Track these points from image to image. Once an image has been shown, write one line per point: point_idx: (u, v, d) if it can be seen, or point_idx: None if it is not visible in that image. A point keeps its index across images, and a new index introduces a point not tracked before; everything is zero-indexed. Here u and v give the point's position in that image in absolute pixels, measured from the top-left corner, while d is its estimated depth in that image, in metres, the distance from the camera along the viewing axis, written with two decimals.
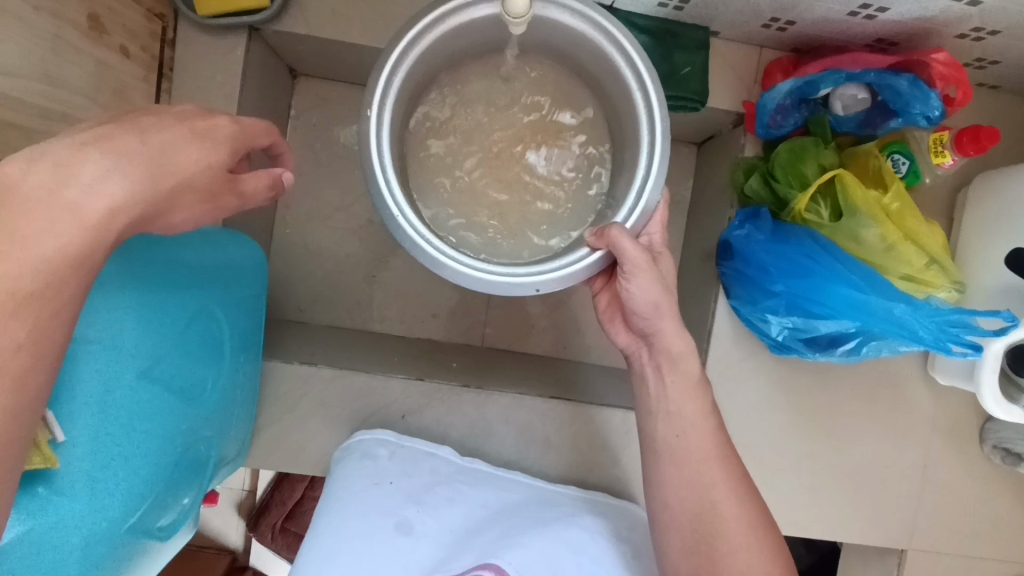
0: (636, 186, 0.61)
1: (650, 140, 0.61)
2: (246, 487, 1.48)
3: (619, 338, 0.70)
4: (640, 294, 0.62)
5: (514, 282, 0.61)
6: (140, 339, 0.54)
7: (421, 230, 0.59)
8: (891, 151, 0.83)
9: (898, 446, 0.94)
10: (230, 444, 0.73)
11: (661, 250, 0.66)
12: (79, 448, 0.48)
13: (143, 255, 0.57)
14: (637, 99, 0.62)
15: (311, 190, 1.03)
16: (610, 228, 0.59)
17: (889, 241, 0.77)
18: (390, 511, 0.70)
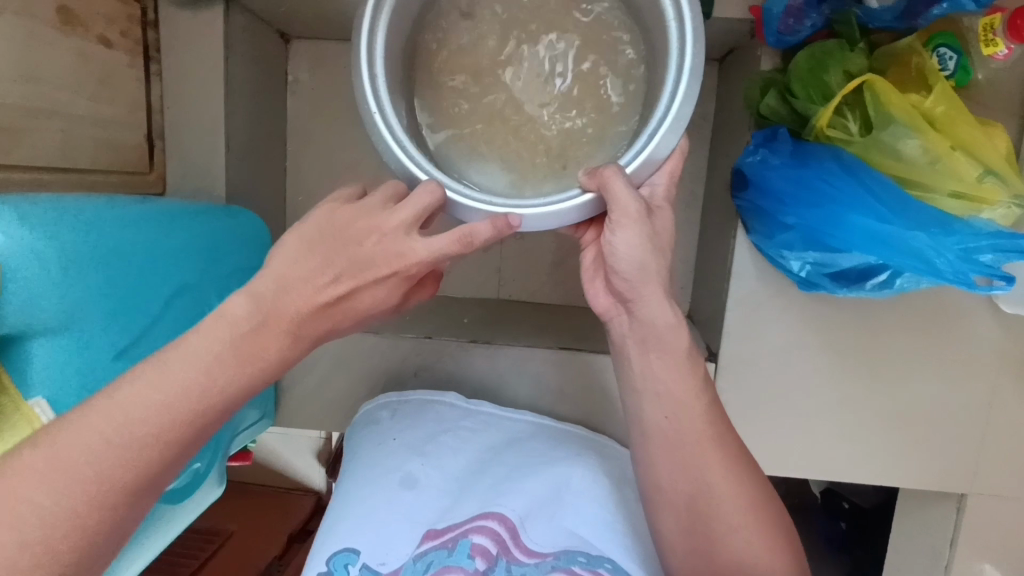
0: (650, 129, 0.53)
1: (675, 78, 0.52)
2: (323, 434, 1.58)
3: (598, 300, 0.63)
4: (624, 249, 0.54)
5: (486, 213, 0.52)
6: (111, 317, 0.53)
7: (416, 159, 0.53)
8: (936, 45, 0.69)
9: (957, 383, 0.84)
10: (246, 412, 0.78)
11: (662, 204, 0.57)
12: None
13: (109, 226, 0.53)
14: (673, 26, 0.52)
15: (320, 154, 1.04)
16: (602, 168, 0.52)
17: (933, 153, 0.67)
18: (395, 467, 0.72)
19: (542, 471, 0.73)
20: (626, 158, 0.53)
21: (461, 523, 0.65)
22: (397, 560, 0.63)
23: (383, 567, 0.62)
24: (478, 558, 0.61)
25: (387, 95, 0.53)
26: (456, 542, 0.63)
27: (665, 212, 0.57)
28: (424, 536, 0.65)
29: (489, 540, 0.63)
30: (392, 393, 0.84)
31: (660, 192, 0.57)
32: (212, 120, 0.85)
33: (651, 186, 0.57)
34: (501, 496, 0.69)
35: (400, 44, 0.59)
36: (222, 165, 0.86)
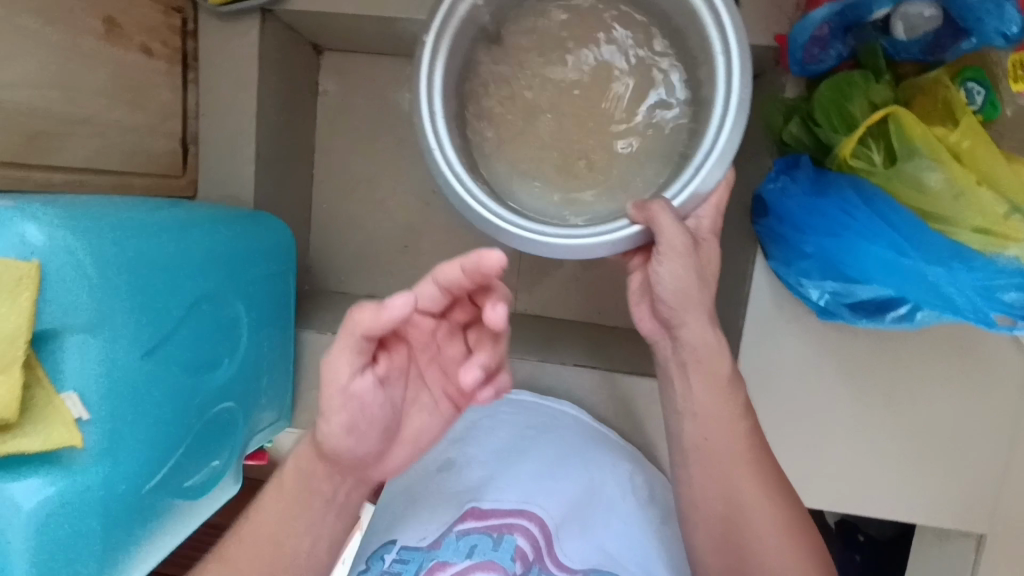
0: (696, 162, 0.56)
1: (722, 113, 0.55)
2: None
3: (642, 324, 0.65)
4: (667, 277, 0.58)
5: (540, 241, 0.58)
6: (136, 316, 0.54)
7: (473, 193, 0.59)
8: (964, 79, 0.68)
9: (977, 419, 0.82)
10: (263, 411, 0.80)
11: (707, 235, 0.60)
12: (101, 427, 0.52)
13: (128, 231, 0.54)
14: (720, 59, 0.55)
15: (345, 163, 1.06)
16: (651, 201, 0.55)
17: (958, 185, 0.63)
18: (440, 452, 0.76)
19: (580, 476, 0.73)
20: (673, 191, 0.57)
21: (505, 516, 0.65)
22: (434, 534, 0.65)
23: (422, 542, 0.64)
24: (519, 560, 0.60)
25: (444, 129, 0.60)
26: (500, 533, 0.62)
27: (710, 245, 0.61)
28: (464, 515, 0.65)
29: (530, 541, 0.62)
30: None
31: (705, 226, 0.60)
32: (244, 128, 0.88)
33: (695, 218, 0.60)
34: (543, 495, 0.69)
35: (454, 77, 0.63)
36: (251, 172, 0.88)
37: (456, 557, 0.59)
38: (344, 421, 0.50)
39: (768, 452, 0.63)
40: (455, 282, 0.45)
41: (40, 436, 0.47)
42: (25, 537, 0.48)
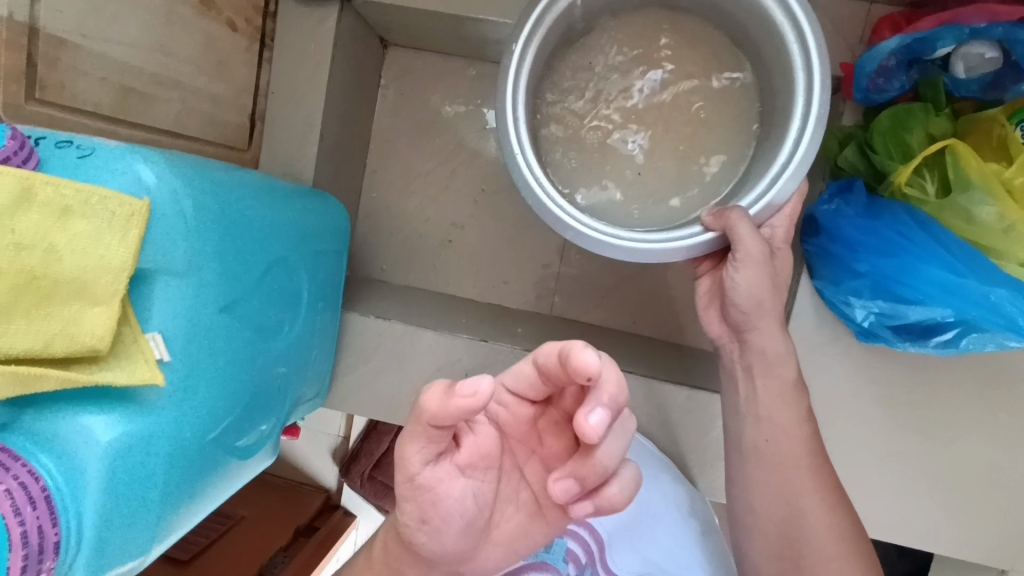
0: (772, 174, 0.62)
1: (798, 132, 0.60)
2: (342, 434, 1.57)
3: (711, 327, 0.70)
4: (744, 284, 0.63)
5: (618, 247, 0.62)
6: (221, 268, 0.56)
7: (551, 193, 0.62)
8: (1021, 119, 0.69)
9: (1010, 456, 0.83)
10: (308, 386, 0.81)
11: (781, 244, 0.66)
12: (178, 369, 0.53)
13: (216, 186, 0.56)
14: (800, 79, 0.61)
15: (398, 156, 1.08)
16: (729, 210, 0.60)
17: (1008, 221, 0.66)
18: None
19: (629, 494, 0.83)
20: (748, 201, 0.62)
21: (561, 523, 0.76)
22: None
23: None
24: (569, 561, 0.74)
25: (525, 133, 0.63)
26: (554, 539, 0.74)
27: (784, 255, 0.67)
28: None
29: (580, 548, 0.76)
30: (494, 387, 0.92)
31: (779, 235, 0.66)
32: (311, 110, 0.89)
33: (771, 229, 0.66)
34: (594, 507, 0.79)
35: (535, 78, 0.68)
36: (313, 154, 0.90)
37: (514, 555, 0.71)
38: (416, 511, 0.46)
39: (822, 462, 0.66)
40: (553, 367, 0.41)
41: (125, 371, 0.47)
42: (99, 470, 0.48)
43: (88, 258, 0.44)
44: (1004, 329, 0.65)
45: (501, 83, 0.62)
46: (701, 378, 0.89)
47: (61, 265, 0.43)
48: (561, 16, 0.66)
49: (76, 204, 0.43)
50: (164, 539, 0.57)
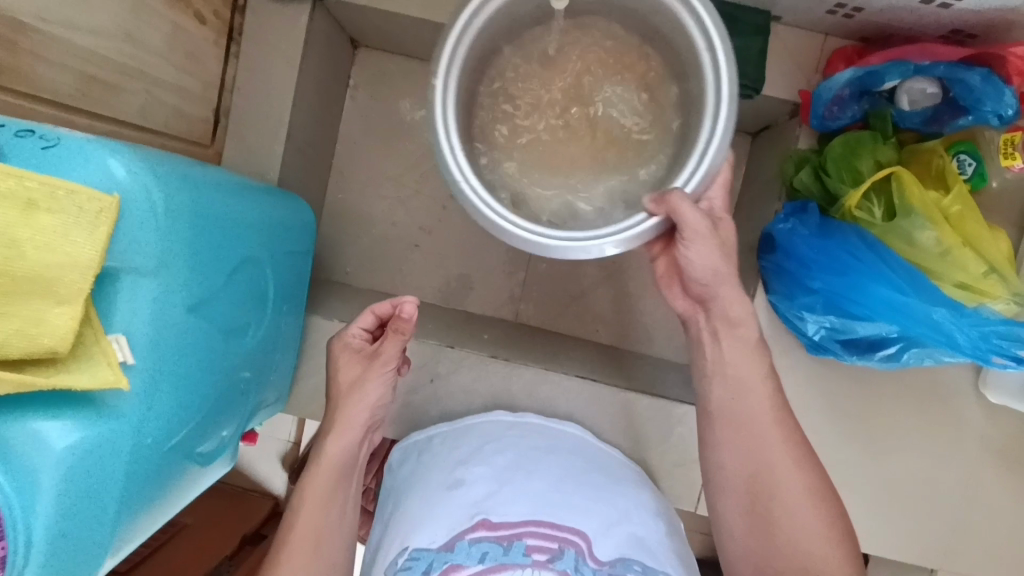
0: (700, 150, 0.58)
1: (715, 113, 0.57)
2: (291, 439, 1.49)
3: (676, 302, 0.72)
4: (697, 258, 0.64)
5: (570, 244, 0.58)
6: (191, 269, 0.54)
7: (483, 196, 0.58)
8: (958, 151, 0.78)
9: (941, 464, 0.89)
10: (269, 391, 0.79)
11: (722, 214, 0.64)
12: (144, 373, 0.51)
13: (186, 183, 0.54)
14: (704, 59, 0.58)
15: (365, 158, 1.07)
16: (670, 193, 0.58)
17: (945, 245, 0.74)
18: (447, 474, 0.76)
19: (597, 488, 0.76)
20: (683, 180, 0.59)
21: (516, 527, 0.67)
22: (444, 537, 0.68)
23: (432, 544, 0.67)
24: (535, 553, 0.64)
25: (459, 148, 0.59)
26: (510, 541, 0.66)
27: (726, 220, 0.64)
28: (476, 526, 0.68)
29: (543, 537, 0.66)
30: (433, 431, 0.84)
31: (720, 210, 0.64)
32: (280, 108, 0.87)
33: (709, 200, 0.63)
34: (556, 502, 0.71)
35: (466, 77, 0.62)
36: (281, 152, 0.88)
37: (470, 560, 0.64)
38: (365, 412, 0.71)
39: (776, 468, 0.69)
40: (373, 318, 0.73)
41: (87, 372, 0.45)
42: (54, 479, 0.45)
43: (54, 254, 0.41)
44: (943, 345, 0.71)
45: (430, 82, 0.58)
46: (662, 388, 0.92)
47: (24, 262, 0.40)
48: (493, 20, 0.61)
49: (44, 198, 0.41)
50: (116, 552, 0.54)
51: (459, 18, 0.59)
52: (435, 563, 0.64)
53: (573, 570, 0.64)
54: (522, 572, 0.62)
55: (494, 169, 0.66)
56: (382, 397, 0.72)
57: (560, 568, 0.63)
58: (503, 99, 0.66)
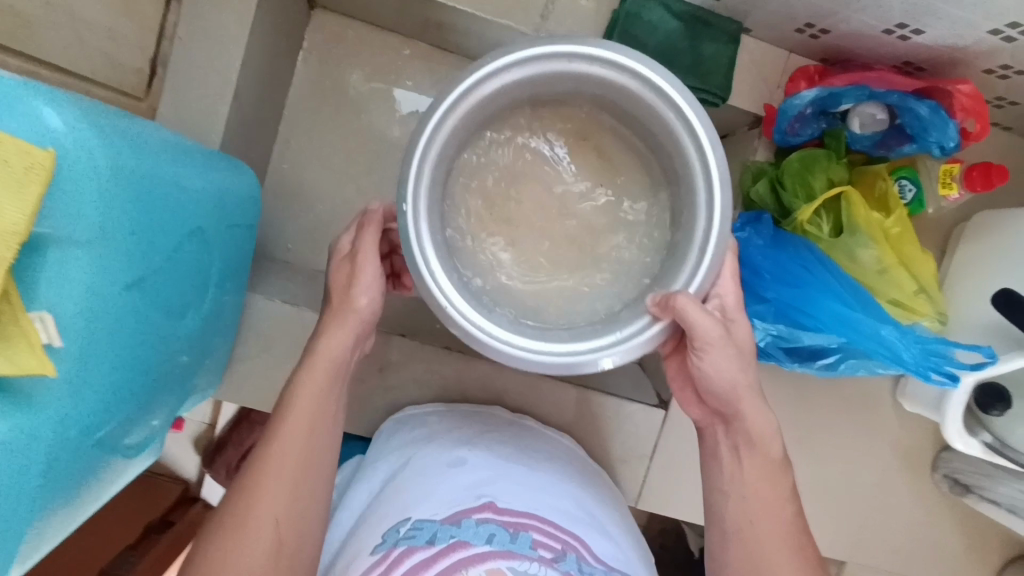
0: (694, 262, 0.55)
1: (708, 212, 0.54)
2: (206, 420, 1.36)
3: (692, 410, 0.68)
4: (713, 369, 0.61)
5: (576, 361, 0.54)
6: (129, 241, 0.48)
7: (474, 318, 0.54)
8: (900, 176, 0.83)
9: (858, 466, 0.96)
10: (203, 377, 0.72)
11: (735, 313, 0.61)
12: (70, 357, 0.44)
13: (127, 142, 0.48)
14: (689, 143, 0.54)
15: (316, 128, 1.01)
16: (674, 296, 0.54)
17: (884, 264, 0.79)
18: (447, 453, 0.71)
19: (585, 497, 0.72)
20: (683, 276, 0.56)
21: (522, 517, 0.60)
22: (447, 511, 0.61)
23: (436, 517, 0.60)
24: (540, 549, 0.57)
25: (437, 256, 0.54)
26: (517, 530, 0.58)
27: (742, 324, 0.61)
28: (482, 507, 0.61)
29: (548, 535, 0.59)
30: (427, 415, 0.81)
31: (738, 317, 0.61)
32: None
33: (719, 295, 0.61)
34: (552, 509, 0.65)
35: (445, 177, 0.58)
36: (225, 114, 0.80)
37: (477, 539, 0.55)
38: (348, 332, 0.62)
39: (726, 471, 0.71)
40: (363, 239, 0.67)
41: (5, 357, 0.38)
42: None
43: None
44: (890, 362, 0.74)
45: (406, 192, 0.53)
46: (611, 386, 0.93)
47: None
48: (468, 120, 0.56)
49: None
50: (26, 560, 0.47)
51: (412, 157, 0.53)
52: (441, 534, 0.57)
53: (577, 572, 0.56)
54: (528, 565, 0.53)
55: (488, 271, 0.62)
56: (373, 302, 0.62)
57: (565, 568, 0.55)
58: (477, 190, 0.62)
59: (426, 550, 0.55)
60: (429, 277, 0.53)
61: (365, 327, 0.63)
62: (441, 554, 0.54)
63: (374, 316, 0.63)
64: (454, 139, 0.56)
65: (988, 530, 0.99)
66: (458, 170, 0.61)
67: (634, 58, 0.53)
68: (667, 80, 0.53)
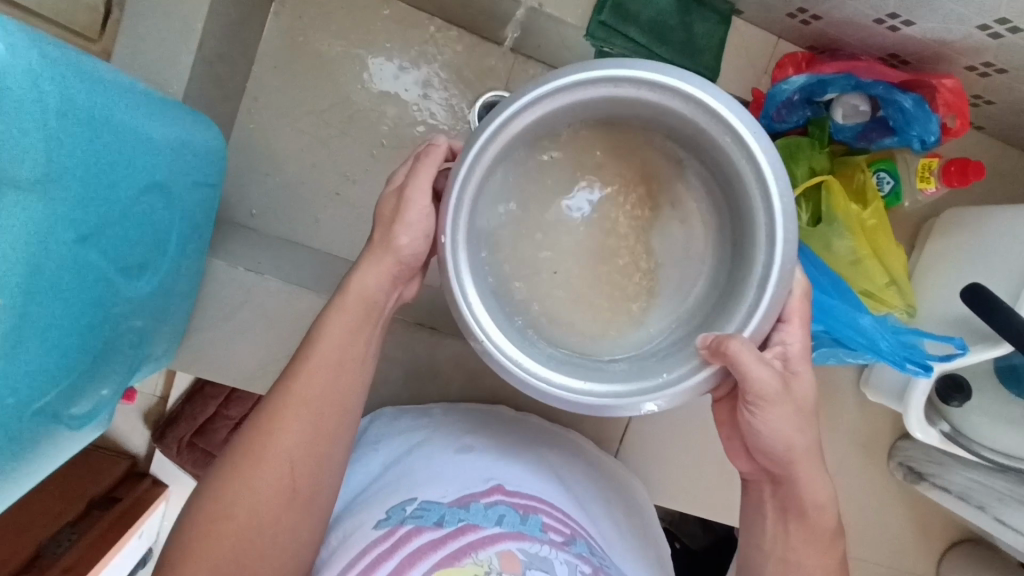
0: (753, 306, 0.52)
1: (768, 238, 0.51)
2: (157, 393, 1.29)
3: (740, 465, 0.63)
4: (770, 426, 0.57)
5: (621, 405, 0.53)
6: (77, 186, 0.44)
7: (510, 354, 0.54)
8: (878, 169, 0.83)
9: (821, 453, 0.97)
10: (158, 344, 0.68)
11: (797, 366, 0.57)
12: (10, 312, 0.40)
13: (79, 79, 0.44)
14: (746, 165, 0.51)
15: (287, 87, 0.96)
16: (728, 339, 0.51)
17: (858, 254, 0.80)
18: (453, 439, 0.70)
19: (584, 486, 0.72)
20: (735, 321, 0.53)
21: (531, 500, 0.61)
22: (456, 493, 0.61)
23: (443, 498, 0.60)
24: (550, 532, 0.58)
25: (473, 287, 0.54)
26: (527, 511, 0.59)
27: (802, 379, 0.58)
28: (491, 490, 0.61)
29: (557, 520, 0.60)
30: (436, 407, 0.77)
31: (799, 371, 0.58)
32: None
33: (782, 342, 0.57)
34: (558, 495, 0.66)
35: (484, 203, 0.56)
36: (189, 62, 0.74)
37: (486, 522, 0.56)
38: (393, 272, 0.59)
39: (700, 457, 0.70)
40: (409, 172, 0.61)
41: None
42: None
43: None
44: (868, 351, 0.74)
45: (445, 224, 0.52)
46: None
47: None
48: (510, 145, 0.54)
49: None
50: None
51: (451, 189, 0.52)
52: (449, 516, 0.56)
53: (588, 555, 0.57)
54: (540, 547, 0.55)
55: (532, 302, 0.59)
56: (415, 244, 0.58)
57: (577, 552, 0.57)
58: (518, 211, 0.58)
59: (436, 530, 0.54)
60: (471, 314, 0.53)
61: (404, 268, 0.59)
62: (450, 536, 0.54)
63: (414, 259, 0.59)
64: (495, 165, 0.54)
65: (939, 520, 1.01)
66: (498, 201, 0.58)
67: (686, 83, 0.50)
68: (722, 104, 0.50)
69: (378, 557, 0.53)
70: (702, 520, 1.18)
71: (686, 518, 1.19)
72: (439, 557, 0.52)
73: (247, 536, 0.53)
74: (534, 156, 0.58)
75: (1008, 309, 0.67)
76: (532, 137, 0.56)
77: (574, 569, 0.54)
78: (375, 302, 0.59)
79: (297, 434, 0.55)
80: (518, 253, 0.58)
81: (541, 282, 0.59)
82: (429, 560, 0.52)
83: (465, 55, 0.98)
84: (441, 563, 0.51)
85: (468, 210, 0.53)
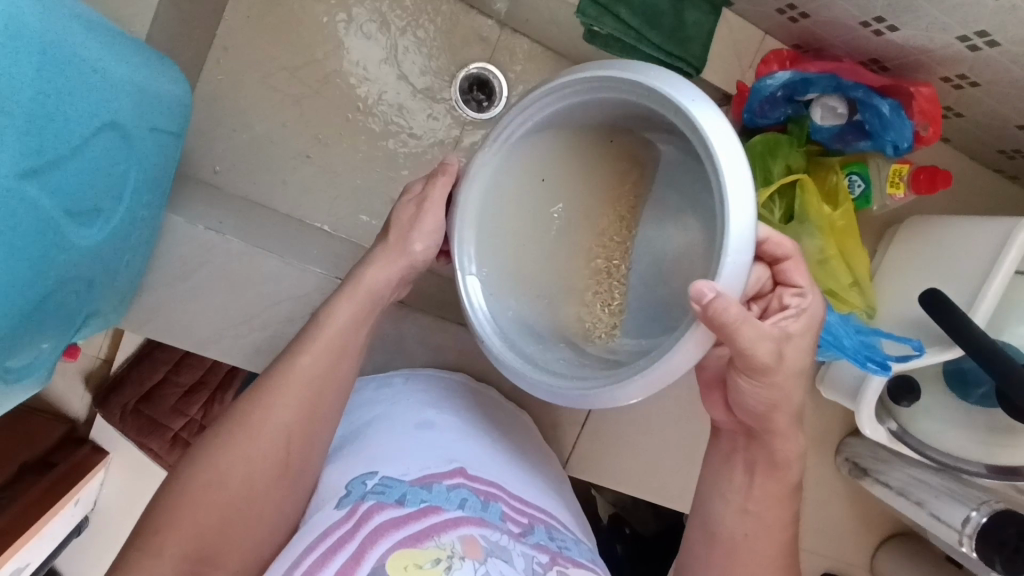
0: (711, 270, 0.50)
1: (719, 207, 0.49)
2: (101, 356, 1.22)
3: (715, 413, 0.66)
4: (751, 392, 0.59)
5: (596, 397, 0.54)
6: (22, 117, 0.40)
7: (502, 344, 0.59)
8: (850, 171, 0.85)
9: None
10: (108, 299, 0.64)
11: (800, 332, 0.57)
12: None
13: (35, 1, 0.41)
14: (694, 138, 0.51)
15: (259, 41, 0.91)
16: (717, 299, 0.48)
17: (825, 254, 0.82)
18: (414, 413, 0.68)
19: (544, 475, 0.71)
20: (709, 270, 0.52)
21: (492, 487, 0.60)
22: (417, 472, 0.59)
23: (405, 476, 0.58)
24: (509, 522, 0.57)
25: (473, 288, 0.61)
26: (487, 498, 0.58)
27: (796, 344, 0.56)
28: (452, 472, 0.60)
29: (515, 509, 0.59)
30: (398, 376, 0.75)
31: (795, 331, 0.57)
32: None
33: (801, 299, 0.58)
34: (517, 482, 0.65)
35: (485, 214, 0.62)
36: None
37: (449, 505, 0.55)
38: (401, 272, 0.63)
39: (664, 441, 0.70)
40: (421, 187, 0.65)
41: None
42: None
43: None
44: (830, 346, 0.76)
45: (456, 246, 0.61)
46: None
47: None
48: (496, 165, 0.60)
49: None
50: None
51: (457, 220, 0.61)
52: (411, 495, 0.55)
53: (546, 544, 0.57)
54: (499, 536, 0.54)
55: (539, 295, 0.63)
56: (428, 251, 0.63)
57: (535, 542, 0.56)
58: (516, 205, 0.62)
59: (397, 509, 0.53)
60: (478, 322, 0.60)
61: (412, 270, 0.63)
62: (412, 517, 0.53)
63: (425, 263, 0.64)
64: (489, 186, 0.61)
65: (878, 515, 1.05)
66: (498, 205, 0.62)
67: (620, 72, 0.52)
68: (655, 80, 0.51)
69: (340, 537, 0.52)
70: (654, 508, 1.19)
71: (639, 505, 1.21)
72: (402, 538, 0.51)
73: (235, 504, 0.55)
74: (530, 164, 0.61)
75: (961, 314, 0.70)
76: (513, 146, 0.60)
77: (530, 561, 0.53)
78: (383, 304, 0.63)
79: (294, 412, 0.58)
80: (523, 246, 0.63)
81: (543, 269, 0.63)
82: (391, 537, 0.51)
83: (449, 25, 0.95)
84: (404, 542, 0.50)
85: (468, 229, 0.61)
